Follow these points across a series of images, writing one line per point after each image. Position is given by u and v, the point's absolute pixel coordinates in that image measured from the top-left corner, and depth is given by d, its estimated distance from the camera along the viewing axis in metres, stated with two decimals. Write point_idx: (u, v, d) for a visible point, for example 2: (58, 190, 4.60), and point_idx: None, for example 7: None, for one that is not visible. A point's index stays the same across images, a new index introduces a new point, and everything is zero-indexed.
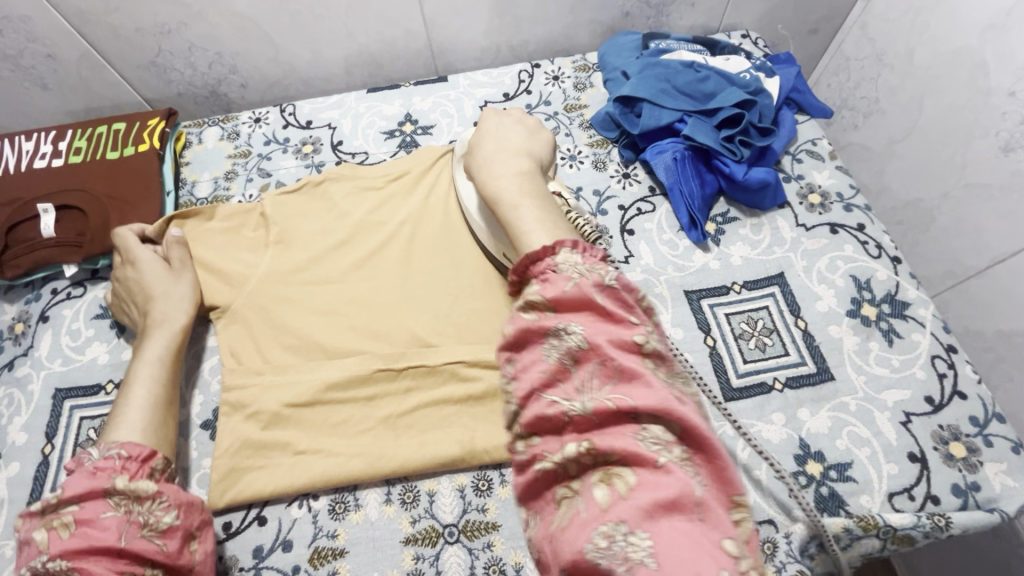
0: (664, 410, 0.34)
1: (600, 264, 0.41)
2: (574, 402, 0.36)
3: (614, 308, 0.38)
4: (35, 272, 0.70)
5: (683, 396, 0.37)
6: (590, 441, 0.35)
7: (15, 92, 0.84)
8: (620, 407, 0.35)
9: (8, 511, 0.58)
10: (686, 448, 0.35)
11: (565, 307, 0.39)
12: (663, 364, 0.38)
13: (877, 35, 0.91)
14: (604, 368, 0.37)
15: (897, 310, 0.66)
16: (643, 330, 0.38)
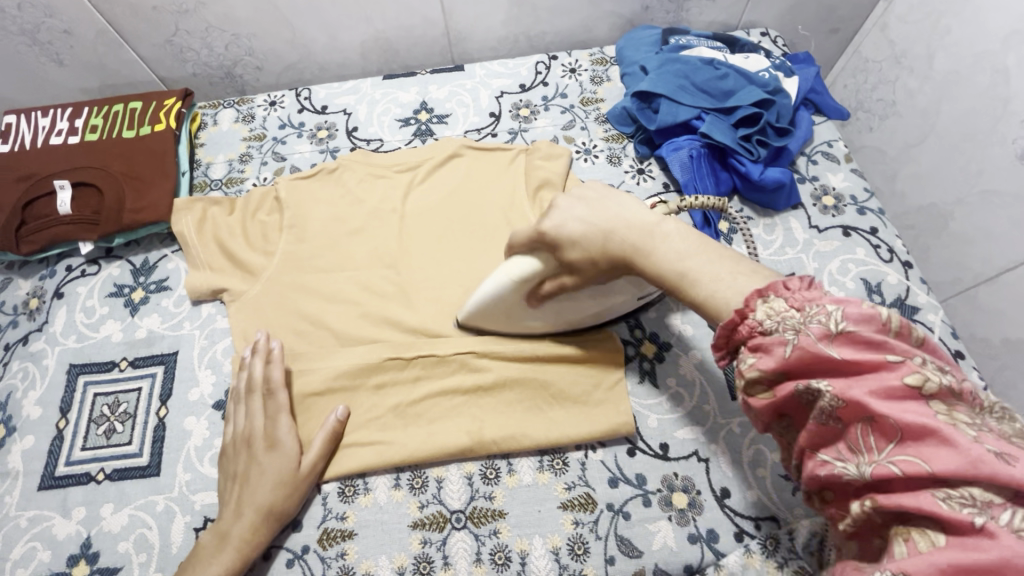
0: (973, 474, 0.29)
1: (815, 299, 0.37)
2: (850, 465, 0.34)
3: (860, 353, 0.34)
4: (51, 248, 0.71)
5: (1010, 445, 0.30)
6: (873, 499, 0.33)
7: (31, 67, 0.83)
8: (910, 473, 0.31)
9: (23, 483, 0.59)
10: (1001, 499, 0.29)
11: (797, 373, 0.36)
12: (962, 401, 0.32)
13: (897, 38, 0.90)
14: (875, 428, 0.33)
15: (906, 314, 0.66)
16: (914, 366, 0.33)
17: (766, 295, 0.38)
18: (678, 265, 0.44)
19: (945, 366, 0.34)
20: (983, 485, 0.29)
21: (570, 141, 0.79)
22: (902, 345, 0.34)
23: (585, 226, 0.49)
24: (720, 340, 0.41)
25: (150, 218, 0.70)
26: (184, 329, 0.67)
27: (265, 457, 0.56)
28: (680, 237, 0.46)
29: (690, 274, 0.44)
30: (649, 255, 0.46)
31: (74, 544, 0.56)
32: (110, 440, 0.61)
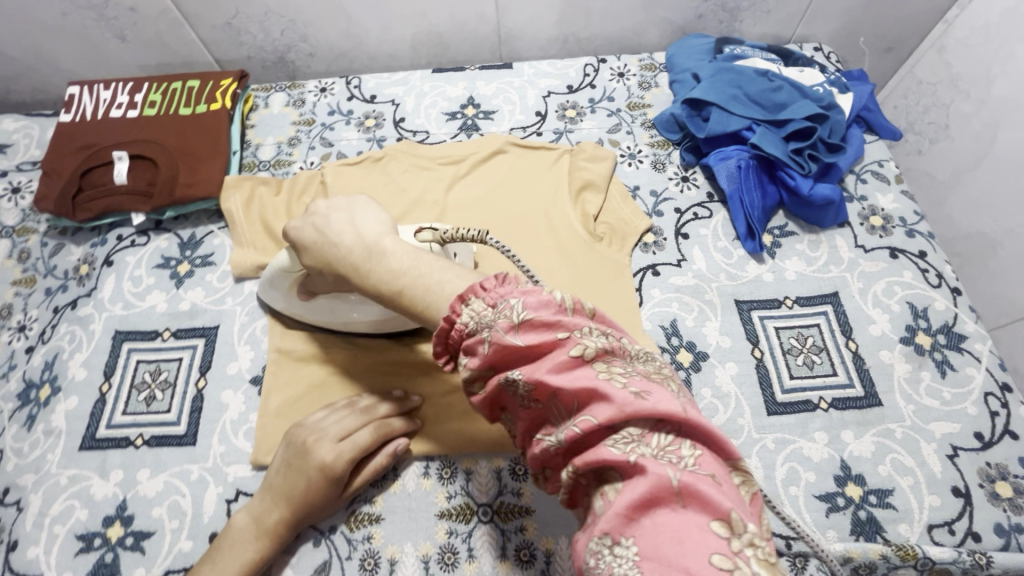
0: (626, 415, 0.32)
1: (505, 296, 0.37)
2: (552, 439, 0.35)
3: (538, 336, 0.35)
4: (103, 217, 0.73)
5: (649, 382, 0.34)
6: (573, 465, 0.34)
7: (95, 42, 0.86)
8: (589, 432, 0.33)
9: (65, 443, 0.61)
10: (666, 433, 0.32)
11: (502, 365, 0.36)
12: (616, 355, 0.35)
13: (954, 60, 0.88)
14: (557, 399, 0.34)
15: (953, 342, 0.64)
16: (577, 339, 0.35)
17: (467, 299, 0.38)
18: (392, 285, 0.43)
19: (606, 328, 0.36)
20: (634, 422, 0.32)
21: (615, 144, 0.79)
22: (574, 319, 0.35)
23: (315, 234, 0.51)
24: (439, 348, 0.41)
25: (200, 193, 0.72)
26: (226, 304, 0.69)
27: (321, 477, 0.54)
28: (395, 252, 0.45)
29: (404, 294, 0.42)
30: (366, 276, 0.46)
31: (110, 505, 0.58)
32: (149, 407, 0.63)
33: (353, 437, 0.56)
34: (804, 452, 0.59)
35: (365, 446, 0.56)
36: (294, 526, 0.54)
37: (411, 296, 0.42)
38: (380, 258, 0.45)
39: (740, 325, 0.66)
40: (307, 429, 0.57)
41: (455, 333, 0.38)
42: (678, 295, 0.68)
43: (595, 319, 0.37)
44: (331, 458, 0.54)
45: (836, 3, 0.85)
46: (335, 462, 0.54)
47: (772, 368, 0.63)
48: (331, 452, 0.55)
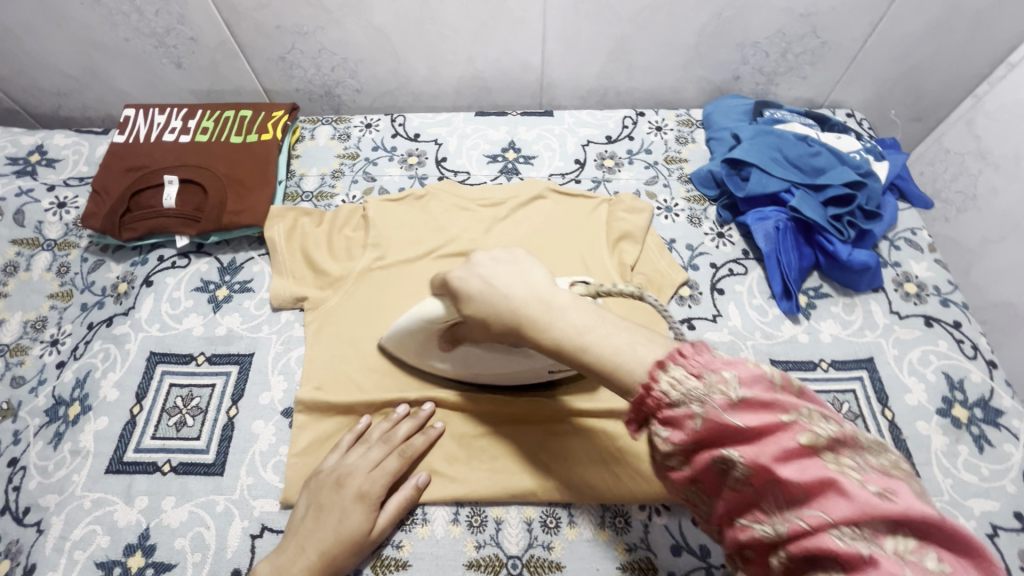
0: (866, 516, 0.28)
1: (711, 370, 0.34)
2: (766, 526, 0.32)
3: (759, 417, 0.32)
4: (147, 237, 0.74)
5: (889, 478, 0.30)
6: (785, 552, 0.31)
7: (151, 66, 0.89)
8: (816, 529, 0.29)
9: (91, 464, 0.60)
10: (906, 536, 0.28)
11: (707, 442, 0.33)
12: (848, 444, 0.31)
13: (983, 133, 0.90)
14: (781, 490, 0.31)
15: (990, 416, 0.64)
16: (804, 424, 0.31)
17: (666, 363, 0.35)
18: (581, 339, 0.39)
19: (826, 412, 0.33)
20: (870, 523, 0.28)
21: (652, 196, 0.81)
22: (788, 398, 0.32)
23: (482, 282, 0.44)
24: (630, 415, 0.37)
25: (246, 220, 0.73)
26: (262, 332, 0.69)
27: (359, 507, 0.54)
28: (577, 310, 0.40)
29: (597, 348, 0.38)
30: (547, 330, 0.40)
31: (133, 533, 0.57)
32: (179, 432, 0.62)
33: (385, 465, 0.58)
34: None
35: (394, 472, 0.57)
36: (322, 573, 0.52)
37: (605, 352, 0.37)
38: (564, 314, 0.40)
39: None
40: (341, 461, 0.58)
41: (653, 399, 0.35)
42: None
43: (808, 399, 0.34)
44: (367, 486, 0.56)
45: (870, 73, 0.88)
46: (372, 489, 0.56)
47: None
48: (369, 481, 0.56)
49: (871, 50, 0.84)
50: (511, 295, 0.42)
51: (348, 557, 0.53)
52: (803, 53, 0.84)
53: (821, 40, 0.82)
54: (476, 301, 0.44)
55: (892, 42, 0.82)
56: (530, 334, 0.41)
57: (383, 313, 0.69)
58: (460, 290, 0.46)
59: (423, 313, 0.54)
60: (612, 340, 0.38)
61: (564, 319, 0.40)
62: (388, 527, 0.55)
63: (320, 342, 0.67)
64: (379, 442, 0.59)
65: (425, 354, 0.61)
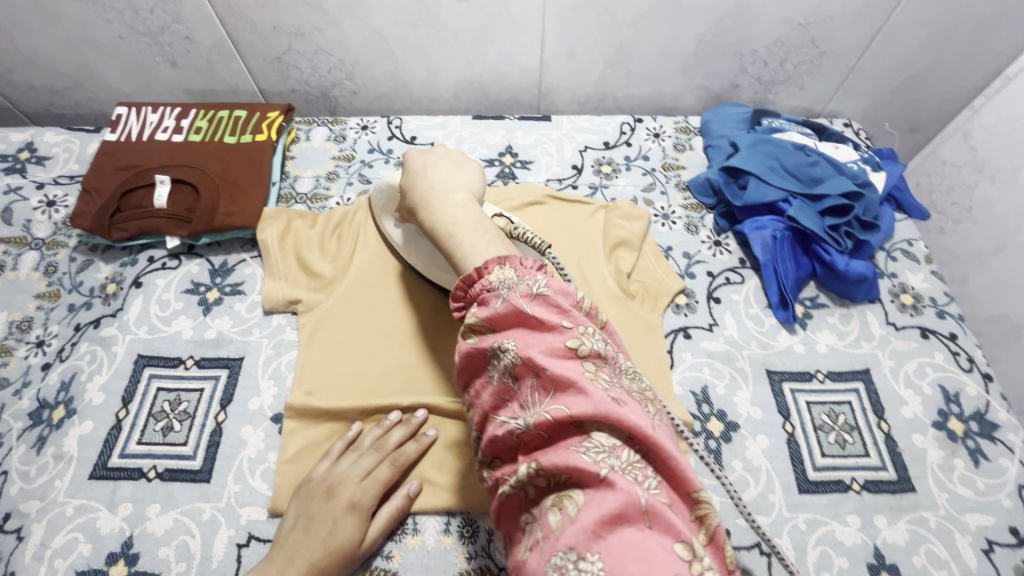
0: (601, 417, 0.33)
1: (531, 275, 0.39)
2: (518, 418, 0.35)
3: (546, 313, 0.37)
4: (137, 238, 0.73)
5: (628, 395, 0.35)
6: (537, 461, 0.34)
7: (145, 65, 0.88)
8: (559, 421, 0.34)
9: (74, 470, 0.59)
10: (634, 450, 0.33)
11: (499, 325, 0.38)
12: (607, 363, 0.36)
13: (979, 145, 0.90)
14: (539, 380, 0.35)
15: (985, 430, 0.64)
16: (575, 332, 0.37)
17: (503, 263, 0.40)
18: (450, 225, 0.47)
19: (606, 340, 0.38)
20: (609, 430, 0.33)
21: (649, 204, 0.80)
22: (579, 317, 0.38)
23: (419, 165, 0.53)
24: (455, 295, 0.43)
25: (238, 222, 0.72)
26: (253, 336, 0.68)
27: (350, 517, 0.53)
28: (460, 207, 0.48)
29: (454, 237, 0.46)
30: (434, 214, 0.49)
31: (115, 541, 0.55)
32: (166, 438, 0.61)
33: (377, 474, 0.57)
34: (836, 535, 0.57)
35: (385, 481, 0.56)
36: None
37: (461, 238, 0.45)
38: (451, 198, 0.49)
39: (771, 397, 0.65)
40: (331, 470, 0.57)
41: (478, 285, 0.40)
42: (710, 361, 0.67)
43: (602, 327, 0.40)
44: (358, 496, 0.55)
45: (868, 84, 0.88)
46: (364, 499, 0.54)
47: (803, 444, 0.62)
48: (361, 491, 0.55)
49: (869, 60, 0.84)
50: (426, 179, 0.52)
51: (338, 570, 0.52)
52: (802, 62, 0.84)
53: (819, 50, 0.82)
54: (406, 185, 0.53)
55: (891, 53, 0.82)
56: (418, 208, 0.51)
57: (371, 320, 0.67)
58: (404, 165, 0.55)
59: (390, 183, 0.63)
60: (461, 235, 0.46)
61: (443, 209, 0.48)
62: (378, 538, 0.54)
63: (312, 356, 0.65)
64: (371, 450, 0.58)
65: (390, 220, 0.67)
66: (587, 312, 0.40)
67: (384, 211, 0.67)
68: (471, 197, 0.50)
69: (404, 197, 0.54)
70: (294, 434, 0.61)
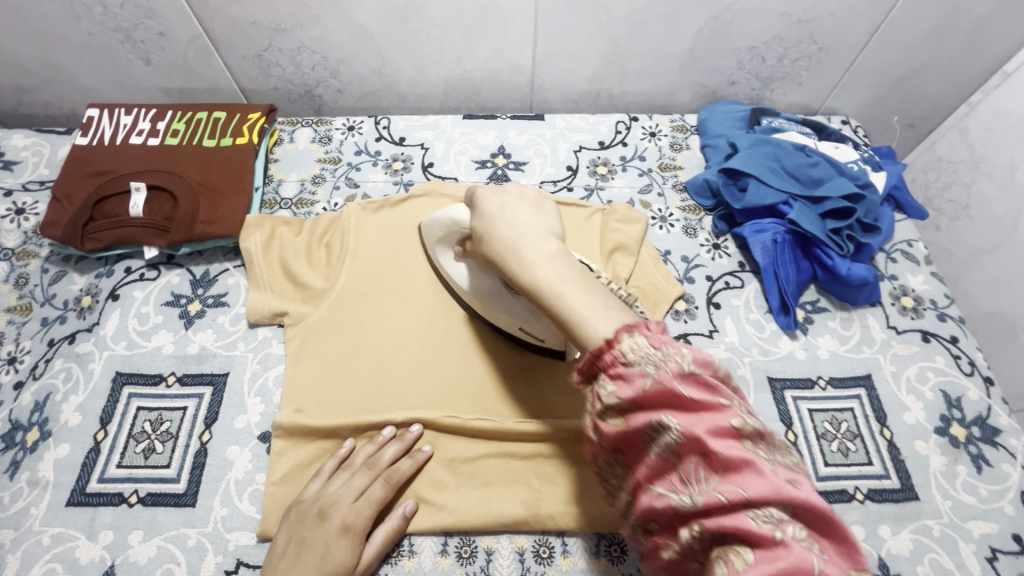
0: (777, 497, 0.34)
1: (671, 346, 0.39)
2: (683, 495, 0.37)
3: (701, 393, 0.38)
4: (113, 248, 0.70)
5: (795, 472, 0.37)
6: (698, 524, 0.36)
7: (117, 62, 0.83)
8: (732, 501, 0.35)
9: (51, 496, 0.56)
10: (801, 525, 0.34)
11: (647, 403, 0.38)
12: (765, 439, 0.38)
13: (977, 142, 0.89)
14: (706, 461, 0.36)
15: (987, 435, 0.63)
16: (737, 411, 0.38)
17: (631, 329, 0.40)
18: (556, 286, 0.44)
19: (750, 410, 0.39)
20: (778, 505, 0.34)
21: (646, 206, 0.78)
22: (727, 392, 0.39)
23: (490, 216, 0.51)
24: (579, 370, 0.42)
25: (220, 231, 0.68)
26: (238, 350, 0.65)
27: (344, 541, 0.51)
28: (559, 263, 0.46)
29: (564, 300, 0.43)
30: (528, 270, 0.46)
31: (96, 571, 0.53)
32: (148, 460, 0.58)
33: (370, 494, 0.55)
34: None
35: (379, 502, 0.54)
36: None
37: (573, 304, 0.43)
38: (534, 248, 0.47)
39: (773, 405, 0.64)
40: (322, 491, 0.55)
41: (608, 355, 0.40)
42: None
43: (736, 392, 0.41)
44: (352, 518, 0.53)
45: (866, 80, 0.86)
46: (358, 522, 0.52)
47: (806, 453, 0.61)
48: (354, 513, 0.53)
49: (868, 56, 0.82)
50: (504, 232, 0.49)
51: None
52: (800, 59, 0.82)
53: (818, 46, 0.80)
54: (482, 231, 0.51)
55: (890, 48, 0.81)
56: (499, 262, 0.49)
57: (366, 334, 0.65)
58: (477, 208, 0.52)
59: (453, 218, 0.56)
60: (574, 296, 0.43)
61: (540, 266, 0.46)
62: (373, 562, 0.52)
63: (304, 375, 0.62)
64: (363, 469, 0.56)
65: (446, 251, 0.62)
66: (728, 383, 0.41)
67: (438, 242, 0.61)
68: (559, 246, 0.47)
69: (479, 241, 0.52)
70: (284, 453, 0.59)
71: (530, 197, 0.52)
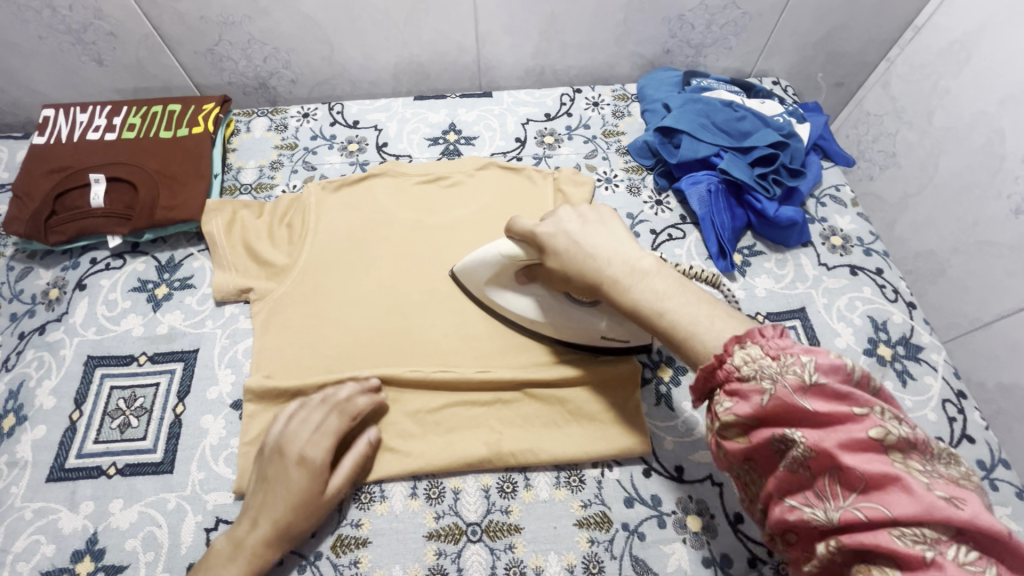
0: (929, 516, 0.32)
1: (791, 355, 0.39)
2: (818, 510, 0.36)
3: (831, 405, 0.37)
4: (77, 240, 0.72)
5: (957, 486, 0.34)
6: (836, 541, 0.35)
7: (70, 65, 0.85)
8: (874, 520, 0.34)
9: (30, 475, 0.58)
10: (964, 545, 0.32)
11: (770, 421, 0.39)
12: (917, 449, 0.35)
13: (898, 95, 0.96)
14: (841, 477, 0.36)
15: (910, 352, 0.69)
16: (875, 420, 0.36)
17: (744, 341, 0.41)
18: (657, 305, 0.48)
19: (900, 415, 0.37)
20: (934, 524, 0.32)
21: (592, 169, 0.83)
22: (863, 394, 0.37)
23: (567, 242, 0.54)
24: (697, 387, 0.44)
25: (181, 216, 0.71)
26: (206, 327, 0.68)
27: (303, 470, 0.55)
28: (660, 278, 0.49)
29: (669, 313, 0.47)
30: (627, 290, 0.50)
31: (80, 539, 0.55)
32: (124, 434, 0.61)
33: (326, 426, 0.58)
34: None
35: (336, 430, 0.58)
36: (276, 541, 0.53)
37: (677, 318, 0.46)
38: (636, 271, 0.50)
39: None
40: (284, 429, 0.58)
41: (727, 368, 0.41)
42: None
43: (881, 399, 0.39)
44: (309, 451, 0.56)
45: (791, 41, 0.92)
46: (315, 454, 0.56)
47: None
48: (311, 446, 0.56)
49: (789, 18, 0.88)
50: (591, 257, 0.53)
51: (302, 520, 0.54)
52: (727, 24, 0.87)
53: (741, 11, 0.85)
54: (562, 262, 0.55)
55: (809, 10, 0.86)
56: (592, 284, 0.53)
57: (330, 302, 0.68)
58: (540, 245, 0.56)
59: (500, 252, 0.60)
60: (679, 310, 0.47)
61: (639, 286, 0.49)
62: (343, 486, 0.56)
63: (271, 344, 0.66)
64: (317, 406, 0.59)
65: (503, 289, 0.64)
66: (864, 388, 0.38)
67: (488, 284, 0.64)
68: (655, 261, 0.51)
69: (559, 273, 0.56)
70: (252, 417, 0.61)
71: (599, 220, 0.56)
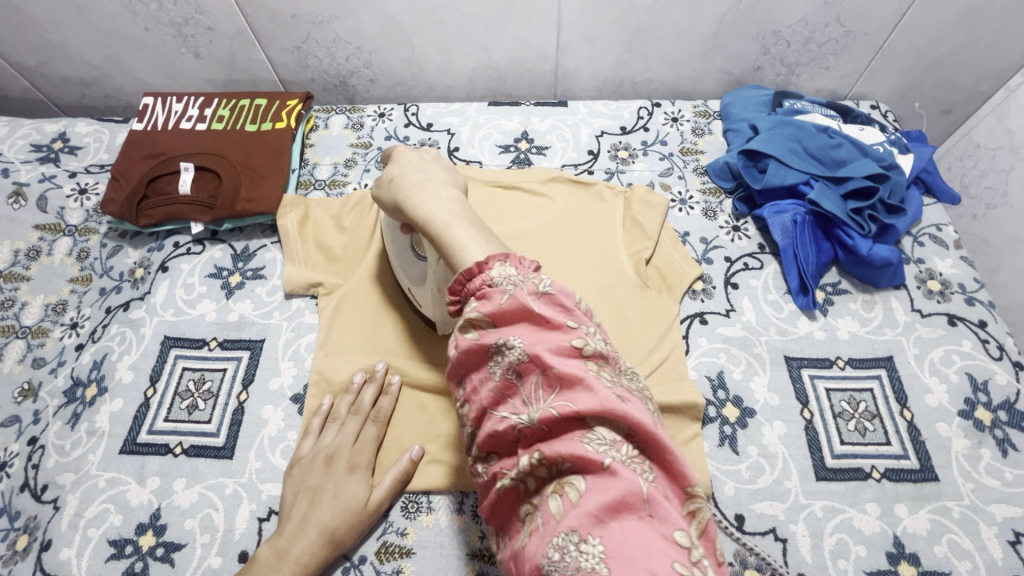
0: (608, 411, 0.33)
1: (535, 274, 0.38)
2: (520, 415, 0.35)
3: (554, 313, 0.36)
4: (163, 224, 0.76)
5: (630, 393, 0.35)
6: (539, 448, 0.34)
7: (170, 56, 0.90)
8: (564, 415, 0.33)
9: (106, 445, 0.62)
10: (633, 445, 0.34)
11: (502, 320, 0.36)
12: (609, 362, 0.36)
13: (1016, 127, 0.86)
14: (544, 377, 0.35)
15: (1015, 420, 0.61)
16: (581, 333, 0.36)
17: (505, 258, 0.39)
18: (481, 260, 0.40)
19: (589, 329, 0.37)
20: (612, 425, 0.33)
21: (666, 188, 0.79)
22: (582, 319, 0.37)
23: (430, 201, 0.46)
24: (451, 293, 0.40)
25: (259, 208, 0.73)
26: (273, 319, 0.69)
27: (350, 479, 0.56)
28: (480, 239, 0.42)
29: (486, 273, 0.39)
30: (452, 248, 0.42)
31: (145, 512, 0.58)
32: (191, 415, 0.63)
33: (365, 436, 0.60)
34: (854, 522, 0.56)
35: (376, 441, 0.60)
36: (325, 555, 0.53)
37: (456, 235, 0.42)
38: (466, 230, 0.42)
39: (789, 382, 0.64)
40: (320, 442, 0.59)
41: (480, 280, 0.38)
42: (726, 346, 0.67)
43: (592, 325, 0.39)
44: (354, 458, 0.58)
45: (897, 63, 0.85)
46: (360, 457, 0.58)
47: (822, 431, 0.61)
48: (355, 454, 0.58)
49: (898, 40, 0.81)
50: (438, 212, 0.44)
51: (351, 533, 0.54)
52: (827, 42, 0.82)
53: (845, 29, 0.80)
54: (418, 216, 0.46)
55: (921, 30, 0.79)
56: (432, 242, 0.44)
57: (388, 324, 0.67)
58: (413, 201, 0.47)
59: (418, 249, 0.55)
60: (498, 270, 0.39)
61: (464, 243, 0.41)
62: (386, 499, 0.56)
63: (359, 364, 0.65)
64: (352, 416, 0.61)
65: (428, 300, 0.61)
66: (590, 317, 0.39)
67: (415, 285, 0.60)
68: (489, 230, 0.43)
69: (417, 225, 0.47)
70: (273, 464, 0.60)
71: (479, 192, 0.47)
